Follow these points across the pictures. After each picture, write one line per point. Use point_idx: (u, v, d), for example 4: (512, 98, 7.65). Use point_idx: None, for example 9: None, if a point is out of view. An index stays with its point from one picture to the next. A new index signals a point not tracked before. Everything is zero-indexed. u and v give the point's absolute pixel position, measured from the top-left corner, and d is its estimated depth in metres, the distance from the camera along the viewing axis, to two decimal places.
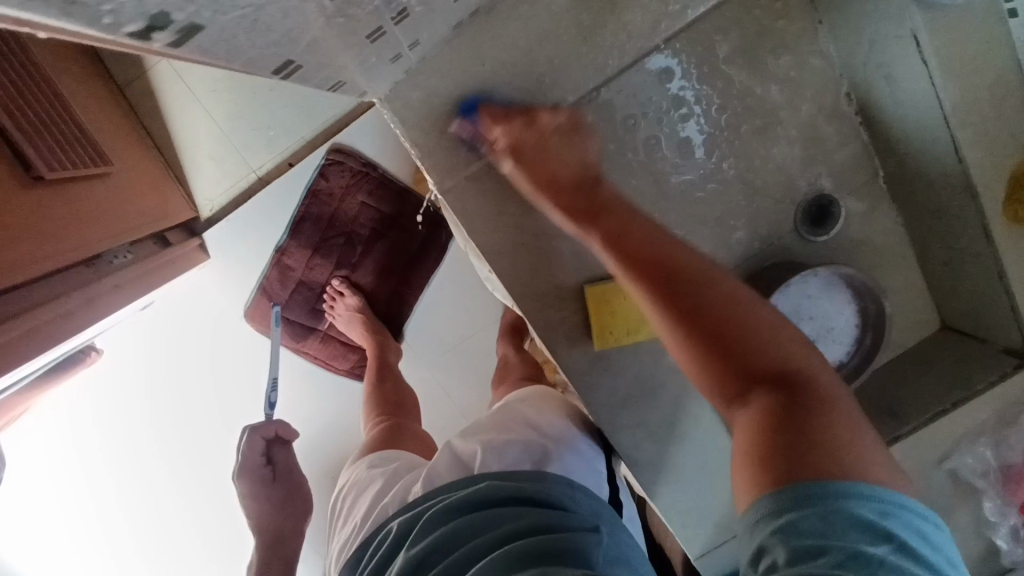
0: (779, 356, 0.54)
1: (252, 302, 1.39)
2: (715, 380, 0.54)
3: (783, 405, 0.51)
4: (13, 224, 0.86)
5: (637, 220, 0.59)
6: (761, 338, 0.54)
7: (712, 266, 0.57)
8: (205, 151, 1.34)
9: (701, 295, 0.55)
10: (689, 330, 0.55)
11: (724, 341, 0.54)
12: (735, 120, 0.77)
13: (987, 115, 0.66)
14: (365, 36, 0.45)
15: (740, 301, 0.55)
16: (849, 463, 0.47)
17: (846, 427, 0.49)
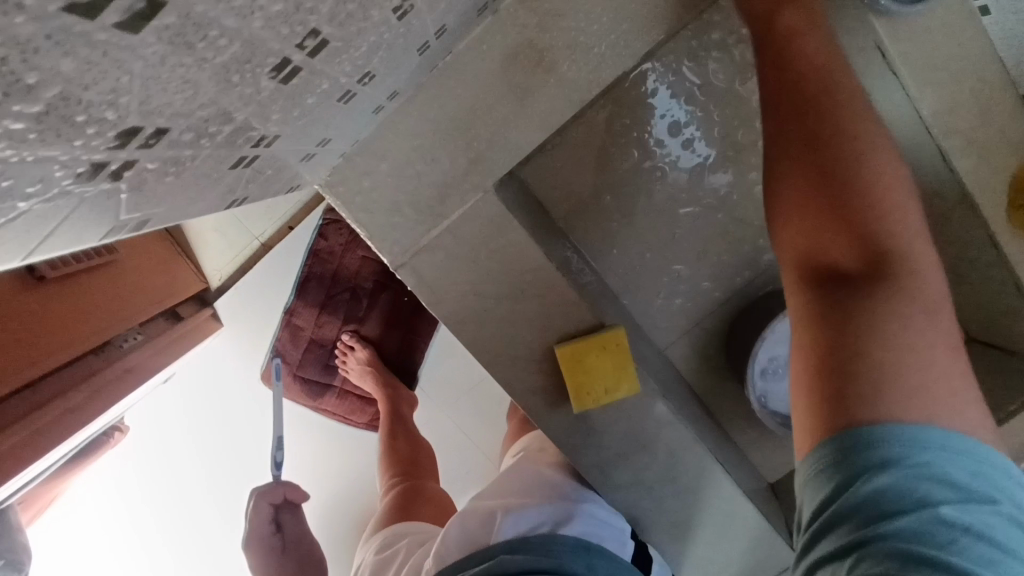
0: (896, 247, 0.44)
1: (266, 366, 1.39)
2: (811, 260, 0.46)
3: (866, 308, 0.42)
4: (13, 329, 0.89)
5: (812, 42, 0.51)
6: (884, 221, 0.44)
7: (877, 129, 0.47)
8: (210, 226, 1.38)
9: (839, 152, 0.46)
10: (808, 184, 0.47)
11: (849, 224, 0.45)
12: (705, 151, 0.74)
13: (972, 121, 0.61)
14: (298, 159, 0.44)
15: (881, 177, 0.45)
16: (917, 405, 0.40)
17: (931, 359, 0.40)
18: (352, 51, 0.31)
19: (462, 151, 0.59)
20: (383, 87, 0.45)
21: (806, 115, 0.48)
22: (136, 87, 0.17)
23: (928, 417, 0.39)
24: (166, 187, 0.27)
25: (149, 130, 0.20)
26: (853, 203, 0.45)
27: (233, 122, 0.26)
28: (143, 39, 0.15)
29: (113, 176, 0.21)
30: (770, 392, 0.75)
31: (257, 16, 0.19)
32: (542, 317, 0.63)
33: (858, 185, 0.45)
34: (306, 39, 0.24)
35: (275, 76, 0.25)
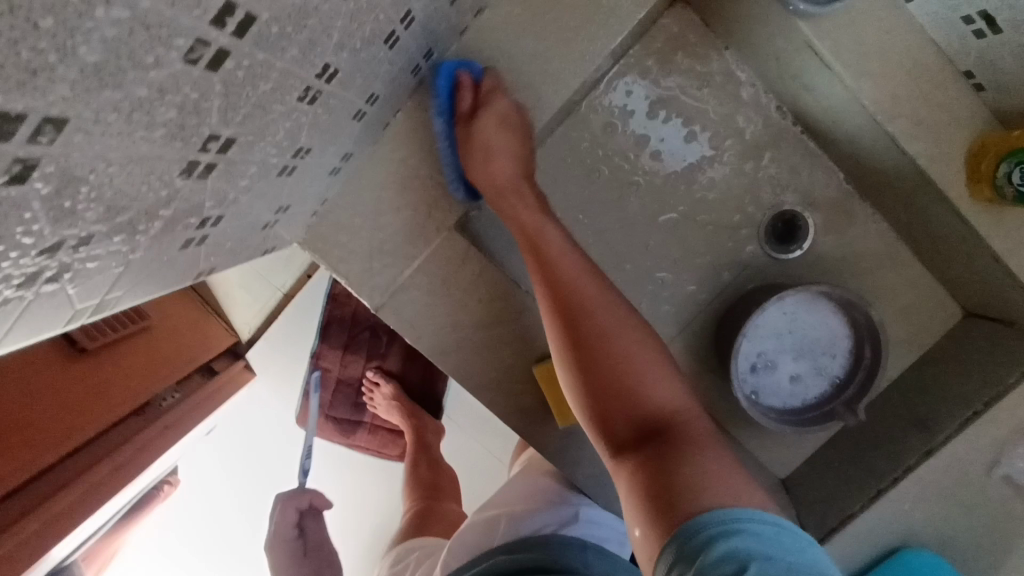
0: (660, 400, 0.52)
1: (300, 408, 1.46)
2: (596, 405, 0.52)
3: (653, 464, 0.49)
4: (61, 399, 0.96)
5: (549, 244, 0.56)
6: (647, 382, 0.52)
7: (610, 310, 0.54)
8: (235, 281, 1.44)
9: (594, 337, 0.53)
10: (578, 383, 0.53)
11: (603, 369, 0.52)
12: (667, 164, 0.77)
13: (915, 104, 0.62)
14: (259, 228, 0.49)
15: (628, 353, 0.52)
16: (713, 503, 0.45)
17: (709, 474, 0.47)
18: (270, 138, 0.36)
19: (425, 196, 0.64)
20: (331, 152, 0.50)
21: (552, 277, 0.55)
22: (43, 216, 0.22)
23: (725, 502, 0.44)
24: (115, 277, 0.32)
25: (71, 241, 0.25)
26: (599, 351, 0.52)
27: (163, 216, 0.31)
28: (31, 186, 0.20)
29: (52, 280, 0.26)
30: (761, 388, 0.76)
31: (143, 142, 0.24)
32: (519, 339, 0.67)
33: (598, 335, 0.53)
34: (209, 143, 0.29)
35: (188, 176, 0.30)
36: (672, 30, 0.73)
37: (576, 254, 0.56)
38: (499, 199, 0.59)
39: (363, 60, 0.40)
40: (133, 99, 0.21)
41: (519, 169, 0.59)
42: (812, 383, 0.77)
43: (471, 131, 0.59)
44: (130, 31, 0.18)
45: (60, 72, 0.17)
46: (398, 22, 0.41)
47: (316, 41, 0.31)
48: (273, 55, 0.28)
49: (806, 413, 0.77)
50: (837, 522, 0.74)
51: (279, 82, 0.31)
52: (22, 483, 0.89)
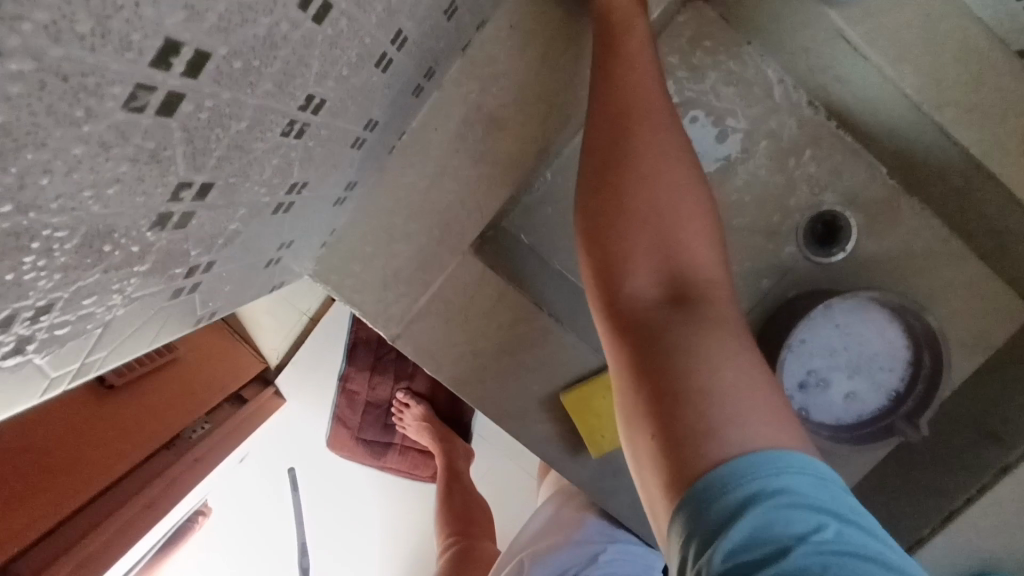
0: (697, 271, 0.44)
1: (330, 432, 1.44)
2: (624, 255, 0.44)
3: (672, 335, 0.40)
4: (91, 438, 0.96)
5: (625, 76, 0.49)
6: (688, 244, 0.44)
7: (674, 151, 0.47)
8: (262, 307, 1.45)
9: (649, 183, 0.45)
10: (607, 212, 0.46)
11: (650, 217, 0.44)
12: (692, 169, 0.72)
13: (963, 88, 0.56)
14: (262, 268, 0.47)
15: (680, 204, 0.45)
16: (741, 429, 0.36)
17: (738, 380, 0.38)
18: (256, 177, 0.33)
19: (437, 219, 0.61)
20: (332, 184, 0.48)
21: (614, 110, 0.48)
22: None
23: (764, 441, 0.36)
24: (95, 339, 0.29)
25: (26, 313, 0.23)
26: (653, 196, 0.45)
27: (139, 272, 0.28)
28: None
29: (15, 353, 0.24)
30: (811, 406, 0.70)
31: (93, 202, 0.21)
32: (544, 364, 0.63)
33: (656, 180, 0.45)
34: (180, 192, 0.27)
35: (160, 229, 0.27)
36: (688, 29, 0.69)
37: (658, 87, 0.49)
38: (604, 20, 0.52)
39: (353, 86, 0.37)
40: (69, 158, 0.19)
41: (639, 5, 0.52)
42: (867, 398, 0.70)
43: None
44: (43, 84, 0.16)
45: None
46: (389, 43, 0.38)
47: (292, 72, 0.28)
48: (241, 92, 0.26)
49: (861, 430, 0.70)
50: (902, 548, 0.67)
51: (255, 119, 0.28)
52: (55, 525, 0.89)
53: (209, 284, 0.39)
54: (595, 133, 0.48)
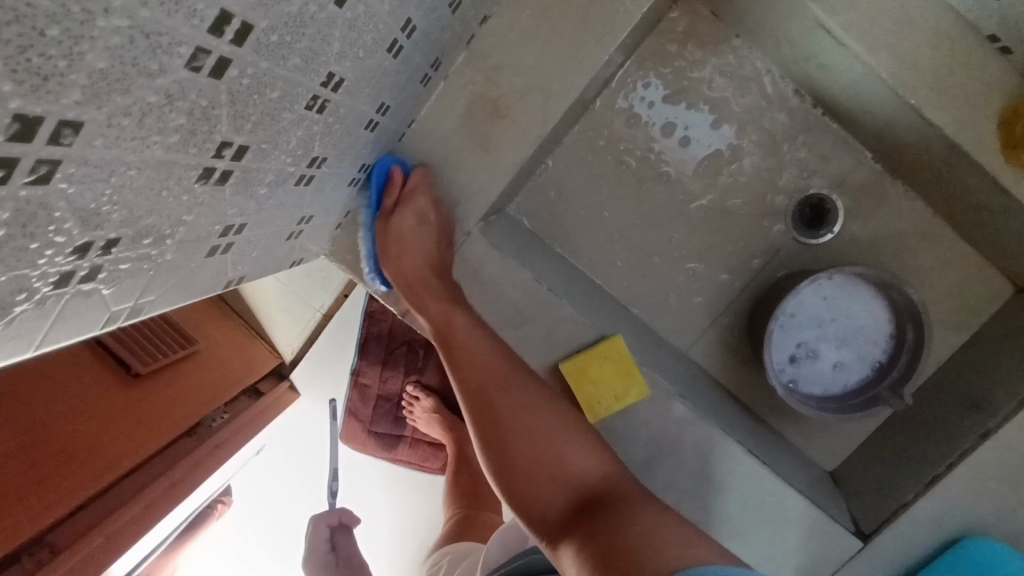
0: (579, 475, 0.56)
1: (342, 424, 1.46)
2: (528, 490, 0.57)
3: (594, 531, 0.50)
4: (114, 423, 1.01)
5: (455, 329, 0.62)
6: (568, 457, 0.57)
7: (528, 396, 0.60)
8: (276, 305, 1.48)
9: (512, 423, 0.59)
10: (502, 470, 0.58)
11: (524, 451, 0.58)
12: (685, 157, 0.77)
13: (938, 73, 0.59)
14: (284, 238, 0.51)
15: (539, 429, 0.58)
16: (665, 557, 0.44)
17: (649, 524, 0.48)
18: (284, 146, 0.38)
19: (444, 202, 0.66)
20: (349, 164, 0.52)
21: (463, 371, 0.61)
22: (70, 215, 0.24)
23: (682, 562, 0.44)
24: (147, 280, 0.34)
25: (100, 243, 0.27)
26: (517, 432, 0.58)
27: (185, 221, 0.33)
28: (56, 185, 0.22)
29: (86, 279, 0.29)
30: (800, 376, 0.75)
31: (157, 147, 0.26)
32: (546, 337, 0.67)
33: (512, 422, 0.59)
34: (223, 150, 0.31)
35: (206, 182, 0.32)
36: (679, 25, 0.73)
37: (481, 339, 0.62)
38: (410, 293, 0.64)
39: (368, 69, 0.42)
40: (145, 105, 0.23)
41: (430, 262, 0.64)
42: (854, 369, 0.75)
43: (404, 222, 0.62)
44: (131, 40, 0.20)
45: (70, 79, 0.19)
46: (399, 31, 0.43)
47: (317, 49, 0.33)
48: (276, 63, 0.30)
49: (848, 400, 0.75)
50: (888, 513, 0.70)
51: (286, 90, 0.33)
52: (90, 498, 0.95)
53: (241, 246, 0.43)
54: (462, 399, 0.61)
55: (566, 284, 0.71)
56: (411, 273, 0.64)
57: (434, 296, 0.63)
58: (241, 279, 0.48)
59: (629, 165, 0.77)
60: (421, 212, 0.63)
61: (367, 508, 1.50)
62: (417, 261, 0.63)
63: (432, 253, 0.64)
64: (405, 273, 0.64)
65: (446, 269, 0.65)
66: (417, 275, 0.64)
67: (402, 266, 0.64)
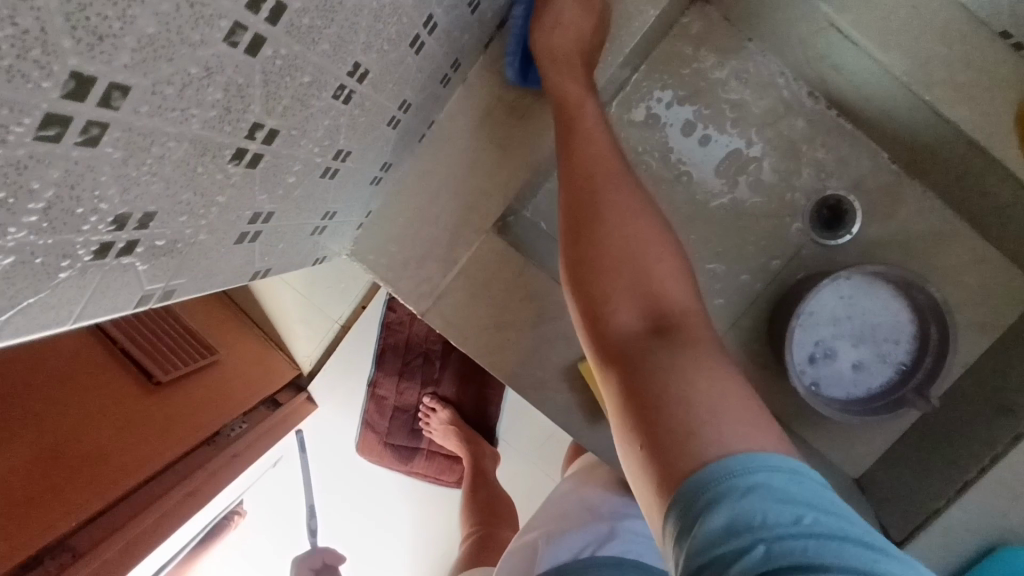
0: (666, 294, 0.46)
1: (359, 436, 1.48)
2: (597, 291, 0.48)
3: (648, 371, 0.42)
4: (135, 431, 1.02)
5: (579, 116, 0.56)
6: (657, 270, 0.47)
7: (629, 199, 0.50)
8: (295, 316, 1.49)
9: (604, 220, 0.49)
10: (579, 253, 0.49)
11: (609, 249, 0.48)
12: (701, 159, 0.77)
13: (953, 69, 0.59)
14: (309, 232, 0.52)
15: (639, 231, 0.48)
16: (719, 427, 0.38)
17: (712, 385, 0.40)
18: (311, 135, 0.39)
19: (463, 203, 0.67)
20: (372, 159, 0.54)
21: (569, 159, 0.53)
22: (112, 184, 0.25)
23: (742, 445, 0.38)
24: (178, 262, 0.35)
25: (137, 216, 0.28)
26: (612, 228, 0.49)
27: (217, 203, 0.34)
28: (103, 150, 0.23)
29: (125, 253, 0.30)
30: (821, 378, 0.74)
31: (194, 121, 0.27)
32: (563, 337, 0.67)
33: (604, 217, 0.49)
34: (255, 131, 0.33)
35: (237, 163, 0.33)
36: (692, 30, 0.75)
37: (605, 134, 0.55)
38: (551, 67, 0.59)
39: (392, 62, 0.43)
40: (187, 75, 0.25)
41: (580, 46, 0.59)
42: (876, 371, 0.73)
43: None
44: (178, 8, 0.22)
45: (123, 41, 0.21)
46: (421, 26, 0.44)
47: (344, 37, 0.35)
48: (306, 48, 0.32)
49: (873, 403, 0.73)
50: (920, 518, 0.67)
51: (315, 77, 0.34)
52: (110, 503, 0.96)
53: (267, 236, 0.44)
54: (565, 170, 0.53)
55: None
56: (565, 55, 0.59)
57: (580, 80, 0.58)
58: (265, 270, 0.49)
59: (645, 167, 0.78)
60: None
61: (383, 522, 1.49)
62: (569, 36, 0.59)
63: (582, 50, 0.60)
64: (550, 48, 0.59)
65: (586, 57, 0.60)
66: (553, 53, 0.59)
67: (554, 37, 0.59)
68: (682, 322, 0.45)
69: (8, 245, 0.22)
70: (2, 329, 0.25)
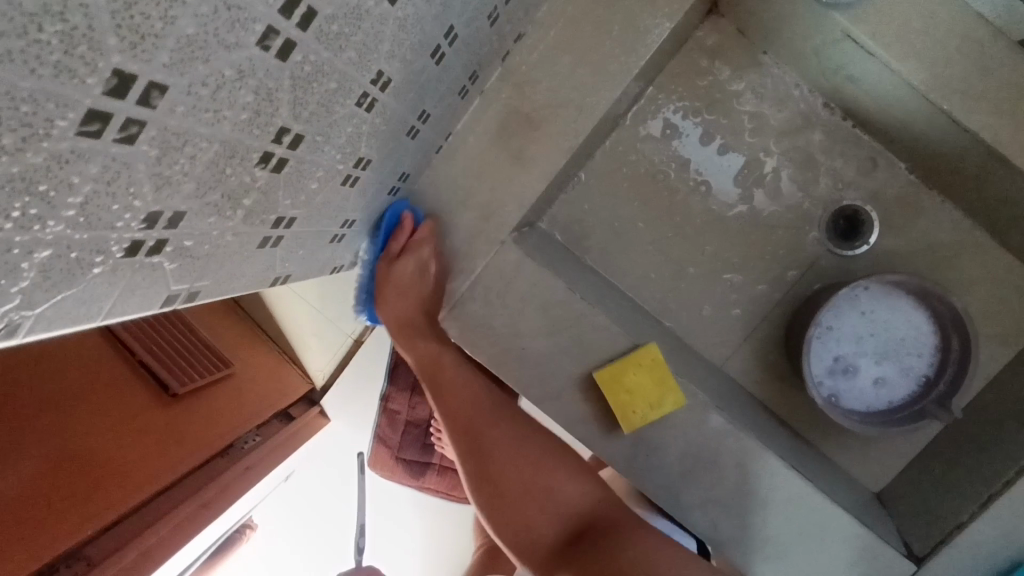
0: (571, 503, 0.68)
1: (371, 451, 1.46)
2: (526, 526, 0.67)
3: (593, 554, 0.63)
4: (148, 443, 1.02)
5: (443, 372, 0.71)
6: (559, 485, 0.68)
7: (503, 433, 0.70)
8: (309, 332, 1.50)
9: (509, 463, 0.68)
10: (493, 494, 0.68)
11: (516, 501, 0.67)
12: (715, 170, 0.77)
13: (970, 79, 0.59)
14: (328, 239, 0.53)
15: (533, 457, 0.68)
16: (658, 563, 0.62)
17: (636, 549, 0.63)
18: (335, 140, 0.40)
19: (479, 213, 0.68)
20: (391, 167, 0.55)
21: (454, 409, 0.70)
22: (146, 181, 0.26)
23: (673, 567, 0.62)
24: (203, 263, 0.36)
25: (168, 214, 0.29)
26: (523, 462, 0.68)
27: (243, 204, 0.35)
28: (139, 146, 0.24)
29: (153, 252, 0.30)
30: (841, 391, 0.72)
31: (225, 122, 0.28)
32: (578, 346, 0.67)
33: (512, 459, 0.68)
34: (282, 135, 0.33)
35: (264, 167, 0.34)
36: (707, 42, 0.76)
37: (472, 382, 0.72)
38: (399, 337, 0.72)
39: (414, 71, 0.44)
40: (221, 77, 0.25)
41: (421, 309, 0.70)
42: (898, 383, 0.72)
43: (391, 267, 0.69)
44: (217, 9, 0.23)
45: (164, 40, 0.21)
46: (441, 37, 0.45)
47: (369, 44, 0.35)
48: (334, 53, 0.32)
49: (895, 416, 0.72)
50: (943, 534, 0.65)
51: (340, 82, 0.35)
52: (125, 513, 0.96)
53: (289, 240, 0.45)
54: (450, 425, 0.70)
55: (598, 294, 0.71)
56: (404, 317, 0.71)
57: (421, 338, 0.72)
58: (286, 276, 0.50)
59: (659, 178, 0.78)
60: (402, 279, 0.69)
61: (398, 536, 1.48)
62: (400, 311, 0.71)
63: (417, 299, 0.70)
64: (392, 317, 0.71)
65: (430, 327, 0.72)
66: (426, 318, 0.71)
67: (389, 311, 0.71)
68: (600, 515, 0.67)
69: (47, 237, 0.23)
70: (36, 324, 0.26)
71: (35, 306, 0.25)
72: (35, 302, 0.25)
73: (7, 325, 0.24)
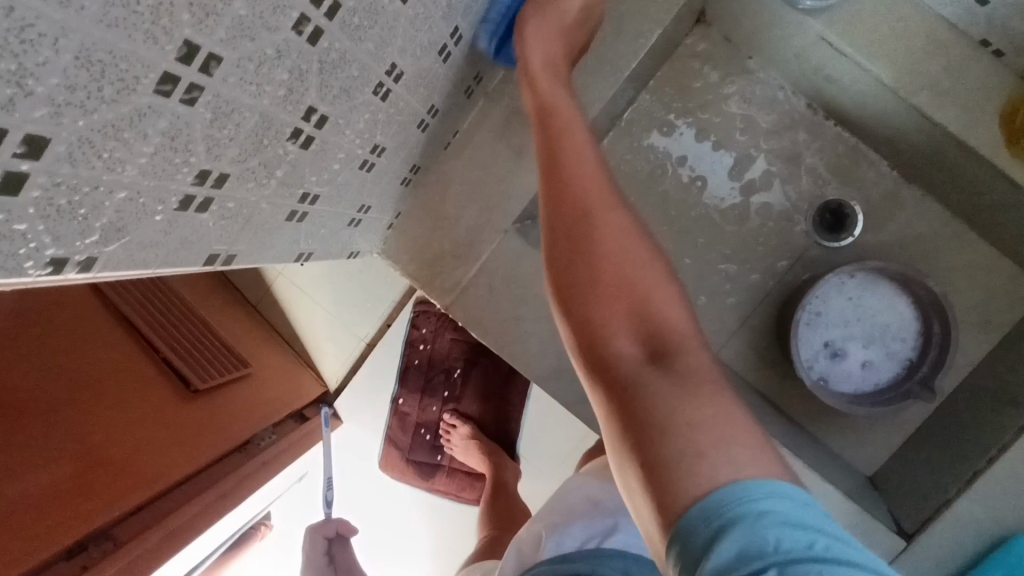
0: (666, 327, 0.42)
1: (382, 453, 1.51)
2: (585, 330, 0.43)
3: (661, 390, 0.39)
4: (169, 436, 1.06)
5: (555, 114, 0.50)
6: (662, 302, 0.42)
7: (616, 206, 0.45)
8: (324, 335, 1.53)
9: (586, 240, 0.43)
10: (568, 260, 0.44)
11: (594, 290, 0.43)
12: (707, 167, 0.82)
13: (938, 75, 0.64)
14: (346, 222, 0.58)
15: (628, 246, 0.43)
16: (727, 458, 0.36)
17: (719, 416, 0.38)
18: (355, 126, 0.46)
19: (486, 204, 0.72)
20: (404, 157, 0.60)
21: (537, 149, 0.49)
22: (200, 142, 0.31)
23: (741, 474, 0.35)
24: (240, 230, 0.41)
25: (215, 174, 0.34)
26: (608, 251, 0.43)
27: (276, 176, 0.40)
28: (196, 110, 0.29)
29: (201, 209, 0.35)
30: (830, 374, 0.76)
31: (266, 97, 0.33)
32: None
33: (599, 240, 0.43)
34: (309, 115, 0.39)
35: (295, 142, 0.39)
36: (697, 49, 0.81)
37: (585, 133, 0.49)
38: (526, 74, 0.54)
39: (424, 68, 0.50)
40: (263, 54, 0.31)
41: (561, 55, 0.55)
42: (883, 366, 0.75)
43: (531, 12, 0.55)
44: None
45: (221, 20, 0.27)
46: (448, 37, 0.51)
47: (385, 40, 0.41)
48: (354, 44, 0.38)
49: (882, 397, 0.75)
50: (930, 510, 0.67)
51: (360, 73, 0.41)
52: (146, 500, 1.01)
53: (312, 218, 0.51)
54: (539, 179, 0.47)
55: None
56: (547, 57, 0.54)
57: (561, 89, 0.52)
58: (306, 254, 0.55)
59: (654, 176, 0.83)
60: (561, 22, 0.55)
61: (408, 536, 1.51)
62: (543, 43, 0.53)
63: (564, 39, 0.57)
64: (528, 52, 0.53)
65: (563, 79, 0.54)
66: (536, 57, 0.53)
67: (526, 47, 0.54)
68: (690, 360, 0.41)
69: (124, 180, 0.28)
70: (108, 260, 0.31)
71: (109, 243, 0.30)
72: (109, 240, 0.30)
73: (87, 257, 0.29)
